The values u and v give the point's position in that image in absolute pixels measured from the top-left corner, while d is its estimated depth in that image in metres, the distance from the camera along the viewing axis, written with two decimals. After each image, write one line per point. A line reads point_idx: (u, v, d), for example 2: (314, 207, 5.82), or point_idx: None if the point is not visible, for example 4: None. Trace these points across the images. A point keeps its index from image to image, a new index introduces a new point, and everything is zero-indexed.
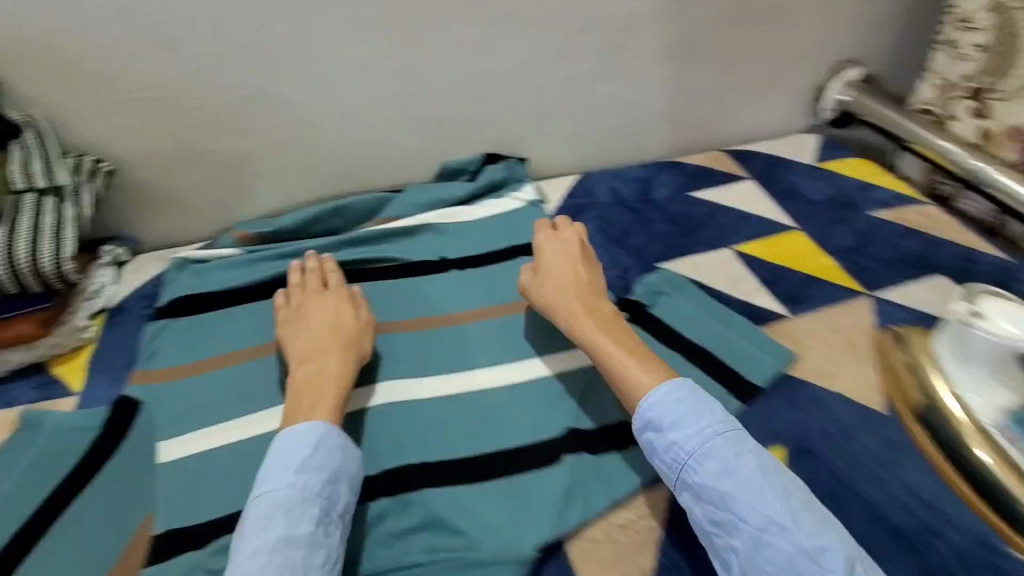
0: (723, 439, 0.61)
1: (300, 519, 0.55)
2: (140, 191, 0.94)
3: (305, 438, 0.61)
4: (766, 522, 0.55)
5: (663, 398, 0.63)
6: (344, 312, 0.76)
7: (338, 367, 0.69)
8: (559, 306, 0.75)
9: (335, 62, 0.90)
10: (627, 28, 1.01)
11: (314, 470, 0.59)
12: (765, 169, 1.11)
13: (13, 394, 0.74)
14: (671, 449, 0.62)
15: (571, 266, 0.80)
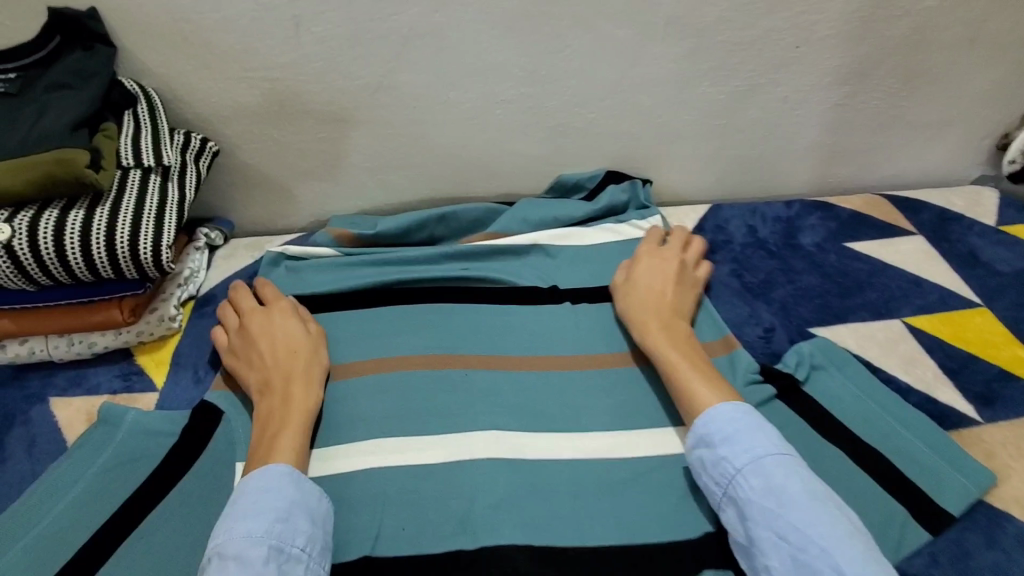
0: (776, 459, 0.54)
1: (248, 561, 0.47)
2: (243, 175, 0.89)
3: (256, 479, 0.54)
4: (806, 543, 0.48)
5: (721, 415, 0.58)
6: (295, 332, 0.68)
7: (303, 397, 0.63)
8: (631, 313, 0.72)
9: (462, 57, 0.81)
10: (798, 44, 0.87)
11: (260, 511, 0.51)
12: (933, 224, 0.94)
13: (95, 380, 0.70)
14: (718, 463, 0.56)
15: (662, 279, 0.74)
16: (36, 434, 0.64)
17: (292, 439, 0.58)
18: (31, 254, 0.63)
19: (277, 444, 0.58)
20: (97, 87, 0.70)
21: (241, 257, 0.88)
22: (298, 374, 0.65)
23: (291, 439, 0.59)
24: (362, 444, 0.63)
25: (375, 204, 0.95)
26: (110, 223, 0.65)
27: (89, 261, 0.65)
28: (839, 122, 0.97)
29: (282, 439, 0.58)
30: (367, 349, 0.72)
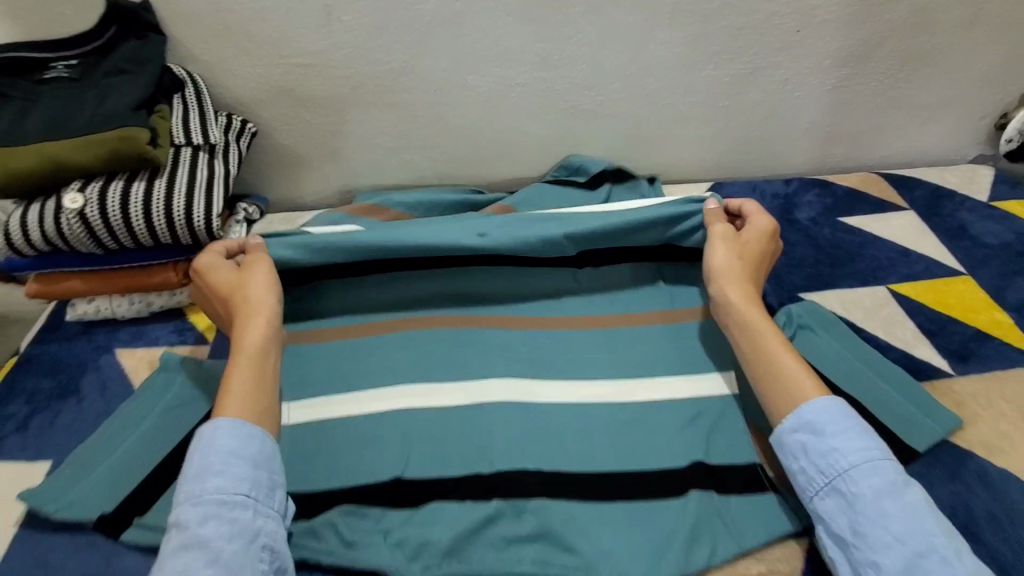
0: (891, 462, 0.53)
1: (195, 521, 0.50)
2: (279, 155, 0.97)
3: (195, 441, 0.55)
4: (927, 549, 0.47)
5: (830, 407, 0.56)
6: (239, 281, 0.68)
7: (250, 341, 0.62)
8: (728, 272, 0.69)
9: (480, 42, 0.88)
10: (797, 28, 0.92)
11: (196, 473, 0.52)
12: (927, 200, 0.99)
13: (153, 334, 0.79)
14: (826, 455, 0.54)
15: (755, 254, 0.72)
16: (107, 379, 0.73)
17: (238, 389, 0.58)
18: (101, 220, 0.71)
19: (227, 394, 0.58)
20: (153, 73, 0.78)
21: (276, 230, 0.96)
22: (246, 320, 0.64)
23: (244, 386, 0.59)
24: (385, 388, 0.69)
25: (399, 181, 1.03)
26: (168, 194, 0.73)
27: (150, 228, 0.73)
28: (837, 103, 1.02)
29: (229, 389, 0.58)
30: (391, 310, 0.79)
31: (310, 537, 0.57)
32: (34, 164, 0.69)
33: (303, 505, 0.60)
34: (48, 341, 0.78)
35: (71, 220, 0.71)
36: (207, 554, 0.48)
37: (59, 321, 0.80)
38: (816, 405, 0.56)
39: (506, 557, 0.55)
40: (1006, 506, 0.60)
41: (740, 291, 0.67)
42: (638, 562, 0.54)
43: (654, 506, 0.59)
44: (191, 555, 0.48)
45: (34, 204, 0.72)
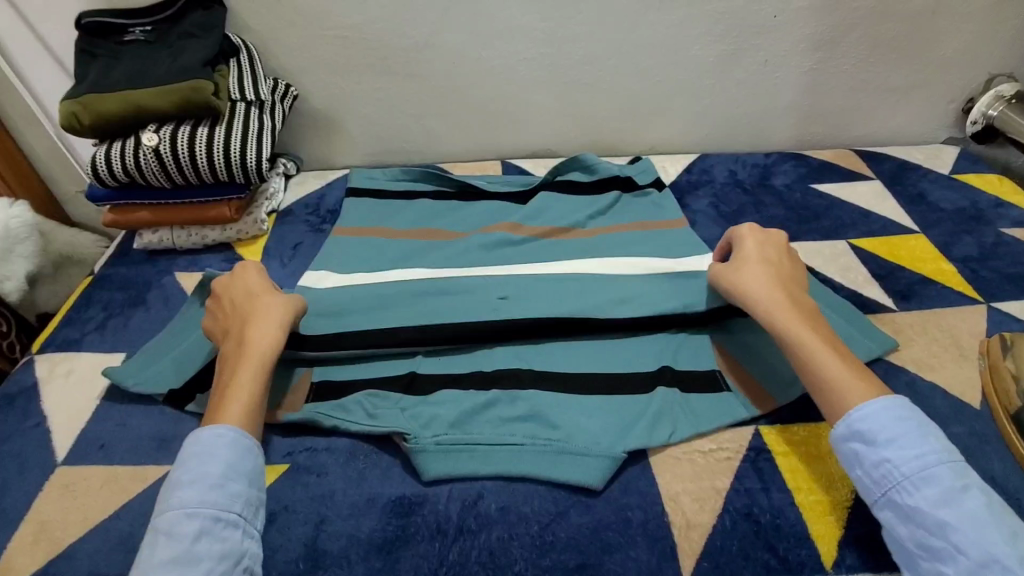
0: (948, 468, 0.54)
1: (184, 534, 0.52)
2: (314, 118, 1.10)
3: (188, 453, 0.58)
4: (986, 559, 0.48)
5: (881, 412, 0.57)
6: (254, 290, 0.73)
7: (254, 345, 0.65)
8: (755, 289, 0.70)
9: (495, 20, 1.00)
10: (775, 13, 1.03)
11: (190, 486, 0.55)
12: (893, 172, 1.09)
13: (206, 262, 0.91)
14: (881, 465, 0.55)
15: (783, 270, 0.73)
16: (168, 294, 0.86)
17: (244, 392, 0.62)
18: (171, 156, 0.84)
19: (228, 395, 0.62)
20: (217, 36, 0.90)
21: (310, 184, 1.09)
22: (253, 324, 0.68)
23: (246, 389, 0.63)
24: (395, 303, 0.80)
25: (419, 146, 1.15)
26: (226, 138, 0.87)
27: (212, 165, 0.86)
28: (815, 84, 1.13)
29: (235, 393, 0.62)
30: (403, 255, 0.90)
31: (338, 412, 0.68)
32: (119, 107, 0.82)
33: (335, 391, 0.71)
34: (118, 264, 0.91)
35: (147, 156, 0.84)
36: (197, 571, 0.50)
37: (126, 249, 0.93)
38: (866, 409, 0.57)
39: (500, 429, 0.66)
40: (928, 409, 0.70)
41: (772, 303, 0.68)
42: (609, 435, 0.65)
43: (627, 397, 0.69)
44: (181, 570, 0.50)
45: (115, 142, 0.85)
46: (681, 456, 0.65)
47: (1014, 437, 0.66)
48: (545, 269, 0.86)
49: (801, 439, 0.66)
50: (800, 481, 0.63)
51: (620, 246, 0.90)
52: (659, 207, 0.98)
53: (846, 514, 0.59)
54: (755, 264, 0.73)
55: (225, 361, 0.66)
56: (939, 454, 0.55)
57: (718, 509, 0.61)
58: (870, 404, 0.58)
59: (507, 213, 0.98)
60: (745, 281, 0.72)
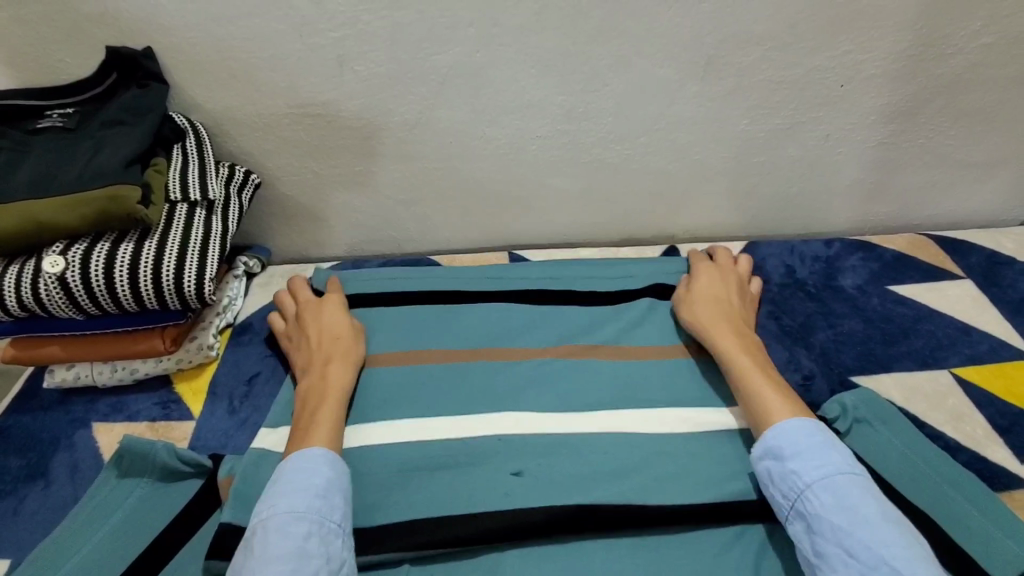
0: (847, 477, 0.54)
1: (292, 534, 0.49)
2: (282, 205, 0.91)
3: (285, 463, 0.56)
4: (877, 563, 0.48)
5: (789, 428, 0.58)
6: (336, 319, 0.73)
7: (337, 379, 0.66)
8: (705, 320, 0.73)
9: (503, 94, 0.82)
10: (842, 82, 0.85)
11: (299, 490, 0.52)
12: (983, 268, 0.90)
13: (136, 407, 0.72)
14: (787, 477, 0.56)
15: (729, 296, 0.77)
16: (78, 460, 0.66)
17: (327, 417, 0.62)
18: (83, 285, 0.65)
19: (312, 423, 0.61)
20: (151, 124, 0.72)
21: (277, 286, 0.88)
22: (337, 359, 0.69)
23: (329, 417, 0.62)
24: (380, 479, 0.62)
25: (410, 234, 0.96)
26: (158, 256, 0.68)
27: (136, 291, 0.67)
28: (883, 160, 0.95)
29: (315, 418, 0.62)
30: (389, 399, 0.69)
31: None
32: (13, 224, 0.63)
33: None
34: (22, 411, 0.71)
35: (49, 284, 0.65)
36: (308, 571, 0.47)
37: (36, 388, 0.74)
38: (779, 427, 0.58)
39: None
40: None
41: (716, 329, 0.71)
42: None
43: None
44: (294, 567, 0.47)
45: (12, 264, 0.66)
46: None
47: None
48: (568, 427, 0.66)
49: None
50: None
51: (666, 385, 0.71)
52: None
53: None
54: (708, 294, 0.76)
55: (308, 395, 0.65)
56: (843, 465, 0.55)
57: None
58: (787, 422, 0.59)
59: (520, 330, 0.78)
60: (694, 312, 0.75)
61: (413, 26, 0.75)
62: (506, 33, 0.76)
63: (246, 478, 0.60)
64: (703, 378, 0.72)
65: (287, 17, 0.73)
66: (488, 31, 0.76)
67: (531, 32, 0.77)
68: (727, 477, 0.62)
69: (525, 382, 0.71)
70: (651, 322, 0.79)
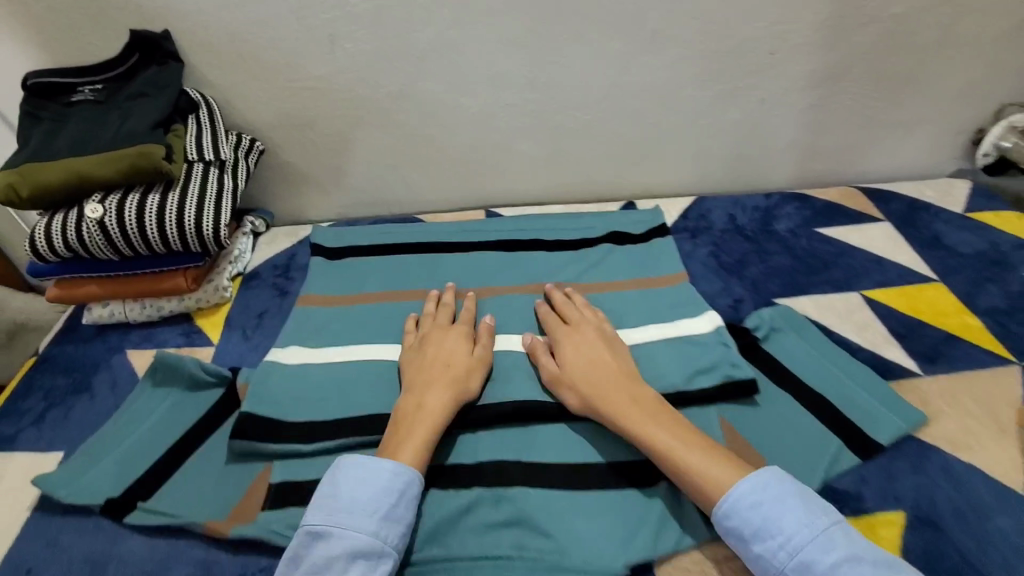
0: (814, 547, 0.51)
1: (372, 569, 0.53)
2: (283, 171, 1.03)
3: (369, 470, 0.58)
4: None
5: (739, 504, 0.55)
6: (460, 349, 0.72)
7: (433, 406, 0.64)
8: (594, 396, 0.66)
9: (475, 66, 0.94)
10: (772, 50, 0.97)
11: (394, 523, 0.56)
12: (902, 212, 1.02)
13: (163, 337, 0.84)
14: (762, 556, 0.53)
15: (600, 352, 0.70)
16: (117, 378, 0.78)
17: (416, 441, 0.61)
18: (119, 229, 0.77)
19: (405, 441, 0.61)
20: (170, 95, 0.83)
21: (280, 242, 1.00)
22: (451, 381, 0.67)
23: (419, 441, 0.62)
24: (372, 382, 0.74)
25: (397, 196, 1.08)
26: (181, 205, 0.79)
27: (163, 236, 0.79)
28: (815, 121, 1.07)
29: (403, 436, 0.62)
30: (380, 325, 0.82)
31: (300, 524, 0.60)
32: (60, 177, 0.76)
33: (292, 494, 0.63)
34: (64, 342, 0.83)
35: (91, 228, 0.77)
36: None
37: (76, 324, 0.86)
38: (732, 497, 0.55)
39: (484, 541, 0.59)
40: (968, 498, 0.62)
41: (607, 404, 0.65)
42: (608, 547, 0.58)
43: (626, 494, 0.62)
44: None
45: (60, 213, 0.79)
46: (692, 568, 0.57)
47: None
48: (530, 341, 0.78)
49: None
50: None
51: (616, 309, 0.83)
52: (657, 260, 0.91)
53: None
54: (575, 360, 0.69)
55: (406, 411, 0.65)
56: (804, 530, 0.53)
57: None
58: (734, 489, 0.56)
59: (493, 270, 0.91)
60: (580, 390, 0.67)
61: (394, 7, 0.87)
62: (474, 13, 0.89)
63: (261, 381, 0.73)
64: (649, 301, 0.84)
65: (285, 1, 0.85)
66: (459, 11, 0.88)
67: (496, 11, 0.89)
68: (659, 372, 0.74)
69: (495, 310, 0.84)
70: (604, 262, 0.91)
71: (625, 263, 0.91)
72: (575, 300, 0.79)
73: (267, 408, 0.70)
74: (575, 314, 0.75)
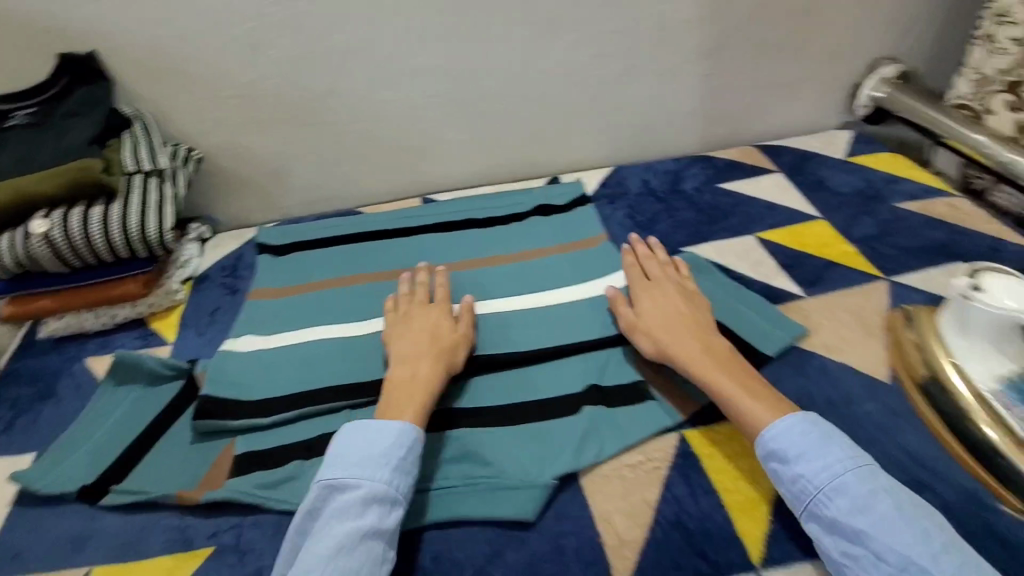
0: (855, 476, 0.58)
1: (380, 514, 0.58)
2: (223, 178, 1.08)
3: (380, 429, 0.63)
4: (905, 563, 0.52)
5: (790, 430, 0.61)
6: (444, 325, 0.77)
7: (425, 374, 0.70)
8: (667, 345, 0.73)
9: (394, 62, 1.01)
10: (663, 27, 1.08)
11: (402, 473, 0.61)
12: (793, 163, 1.14)
13: (119, 342, 0.88)
14: (796, 480, 0.59)
15: (676, 306, 0.77)
16: (78, 382, 0.83)
17: (416, 408, 0.66)
18: (66, 241, 0.82)
19: (407, 406, 0.66)
20: (103, 113, 0.90)
21: (226, 245, 1.05)
22: (439, 353, 0.73)
23: (418, 407, 0.67)
24: (322, 358, 0.80)
25: (337, 192, 1.15)
26: (123, 215, 0.84)
27: (111, 244, 0.84)
28: (712, 89, 1.18)
29: (404, 404, 0.67)
30: (326, 310, 0.88)
31: (264, 483, 0.67)
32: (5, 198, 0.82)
33: (254, 460, 0.69)
34: (23, 357, 0.87)
35: (39, 245, 0.82)
36: (379, 553, 0.56)
37: (33, 339, 0.89)
38: (775, 429, 0.62)
39: (431, 476, 0.67)
40: (841, 390, 0.74)
41: (673, 347, 0.72)
42: (540, 465, 0.66)
43: (554, 422, 0.71)
44: (370, 550, 0.56)
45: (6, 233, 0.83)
46: (611, 474, 0.67)
47: (924, 410, 0.70)
48: None
49: (721, 438, 0.69)
50: (724, 479, 0.65)
51: (542, 271, 0.92)
52: (577, 226, 1.01)
53: (766, 509, 0.62)
54: (649, 316, 0.77)
55: (397, 382, 0.70)
56: (845, 460, 0.59)
57: (649, 522, 0.62)
58: (778, 421, 0.62)
59: (429, 250, 0.98)
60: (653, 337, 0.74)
61: (311, 14, 0.94)
62: (387, 12, 0.96)
63: (217, 368, 0.79)
64: (571, 262, 0.93)
65: (206, 14, 0.91)
66: (373, 12, 0.96)
67: (407, 9, 0.97)
68: (582, 322, 0.83)
69: None
70: (531, 232, 1.00)
71: (550, 231, 1.00)
72: (658, 255, 0.88)
73: (223, 391, 0.76)
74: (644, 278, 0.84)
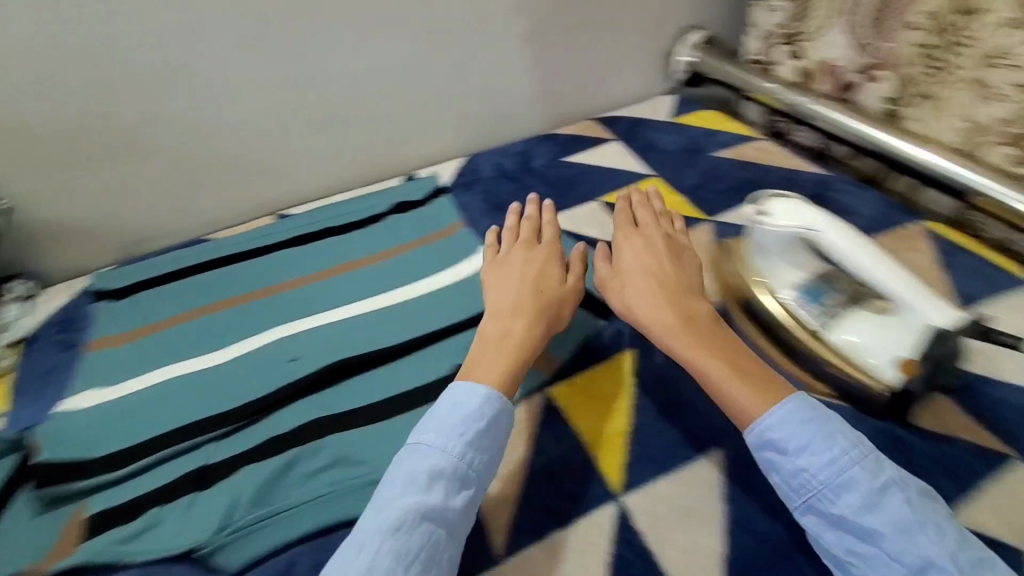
0: (862, 470, 0.58)
1: (446, 491, 0.59)
2: (41, 227, 0.98)
3: (468, 393, 0.65)
4: (923, 565, 0.53)
5: (788, 420, 0.61)
6: (555, 277, 0.79)
7: (518, 333, 0.71)
8: (649, 314, 0.73)
9: (213, 79, 0.97)
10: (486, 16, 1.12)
11: (480, 450, 0.62)
12: (628, 130, 1.24)
13: None
14: (798, 473, 0.60)
15: (649, 262, 0.79)
16: None
17: (498, 370, 0.68)
18: None
19: (480, 368, 0.68)
20: None
21: (56, 299, 0.96)
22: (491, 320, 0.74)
23: (495, 364, 0.69)
24: (180, 396, 0.77)
25: (180, 222, 1.08)
26: None
27: None
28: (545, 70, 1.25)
29: (478, 364, 0.69)
30: (179, 346, 0.84)
31: (126, 537, 0.63)
32: None
33: (112, 517, 0.65)
34: None
35: None
36: (438, 538, 0.56)
37: None
38: (773, 420, 0.62)
39: (307, 487, 0.66)
40: None
41: (649, 314, 0.73)
42: None
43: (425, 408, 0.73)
44: (427, 536, 0.56)
45: None
46: None
47: (745, 325, 0.81)
48: (330, 317, 0.86)
49: (580, 387, 0.76)
50: (585, 425, 0.72)
51: (403, 266, 0.94)
52: (435, 218, 1.03)
53: (621, 444, 0.70)
54: (631, 280, 0.77)
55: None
56: (849, 451, 0.60)
57: (521, 479, 0.67)
58: (774, 411, 0.62)
59: (287, 265, 0.96)
60: (627, 303, 0.76)
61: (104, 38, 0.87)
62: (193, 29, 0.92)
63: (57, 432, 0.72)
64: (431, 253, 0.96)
65: None
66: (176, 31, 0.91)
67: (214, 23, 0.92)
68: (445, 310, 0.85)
69: (294, 300, 0.90)
70: (390, 231, 1.01)
71: (408, 226, 1.02)
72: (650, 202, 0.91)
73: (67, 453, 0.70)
74: (633, 240, 0.83)
